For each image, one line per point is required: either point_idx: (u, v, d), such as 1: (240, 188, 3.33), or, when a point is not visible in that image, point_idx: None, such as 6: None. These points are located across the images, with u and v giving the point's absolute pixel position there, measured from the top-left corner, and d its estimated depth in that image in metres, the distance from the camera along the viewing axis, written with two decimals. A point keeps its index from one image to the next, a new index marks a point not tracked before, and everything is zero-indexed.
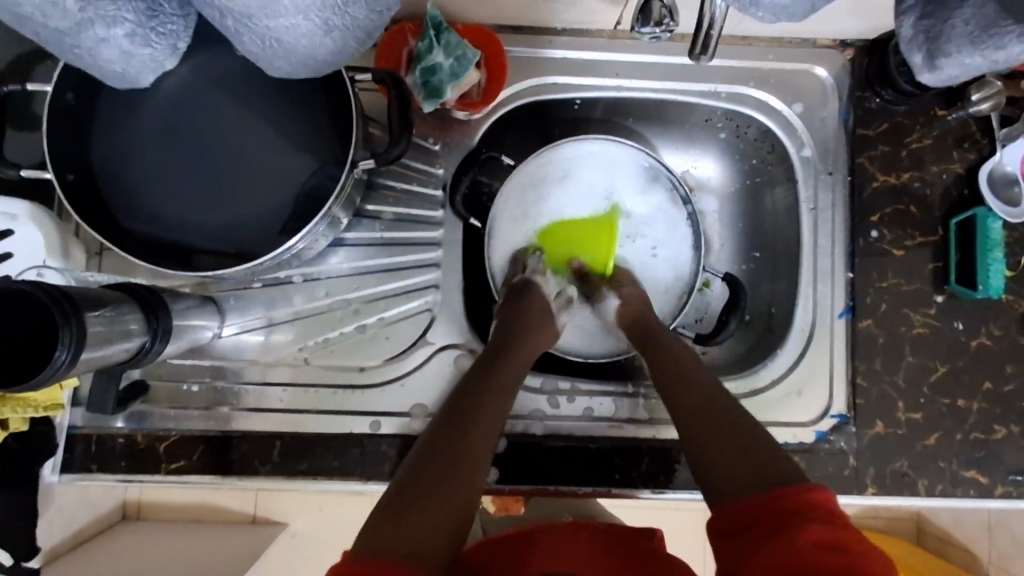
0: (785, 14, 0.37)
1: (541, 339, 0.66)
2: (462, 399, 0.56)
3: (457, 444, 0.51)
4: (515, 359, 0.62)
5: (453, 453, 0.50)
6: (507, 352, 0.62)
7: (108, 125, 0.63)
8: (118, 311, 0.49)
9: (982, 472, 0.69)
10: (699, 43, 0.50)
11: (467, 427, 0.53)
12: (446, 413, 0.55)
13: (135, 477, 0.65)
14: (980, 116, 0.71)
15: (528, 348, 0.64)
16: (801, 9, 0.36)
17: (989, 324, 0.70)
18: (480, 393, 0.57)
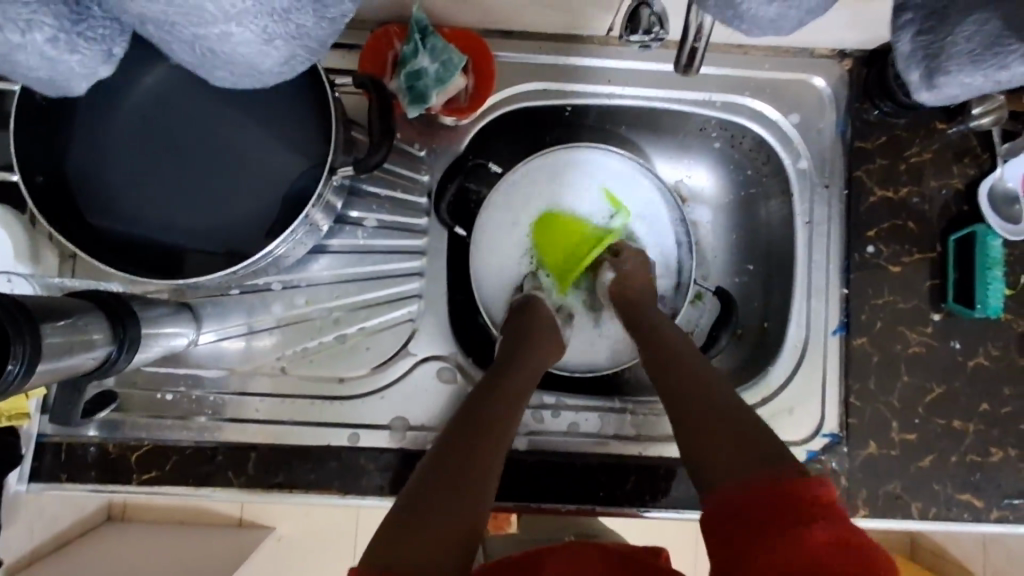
0: (774, 29, 0.34)
1: (546, 356, 0.65)
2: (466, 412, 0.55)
3: (462, 459, 0.50)
4: (521, 373, 0.61)
5: (460, 468, 0.49)
6: (511, 369, 0.61)
7: (82, 126, 0.61)
8: (80, 320, 0.47)
9: (977, 496, 0.67)
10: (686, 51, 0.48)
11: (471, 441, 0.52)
12: (454, 427, 0.54)
13: (105, 488, 0.63)
14: (982, 130, 0.69)
15: (533, 364, 0.63)
16: (791, 24, 0.34)
17: (987, 343, 0.69)
18: (482, 404, 0.56)
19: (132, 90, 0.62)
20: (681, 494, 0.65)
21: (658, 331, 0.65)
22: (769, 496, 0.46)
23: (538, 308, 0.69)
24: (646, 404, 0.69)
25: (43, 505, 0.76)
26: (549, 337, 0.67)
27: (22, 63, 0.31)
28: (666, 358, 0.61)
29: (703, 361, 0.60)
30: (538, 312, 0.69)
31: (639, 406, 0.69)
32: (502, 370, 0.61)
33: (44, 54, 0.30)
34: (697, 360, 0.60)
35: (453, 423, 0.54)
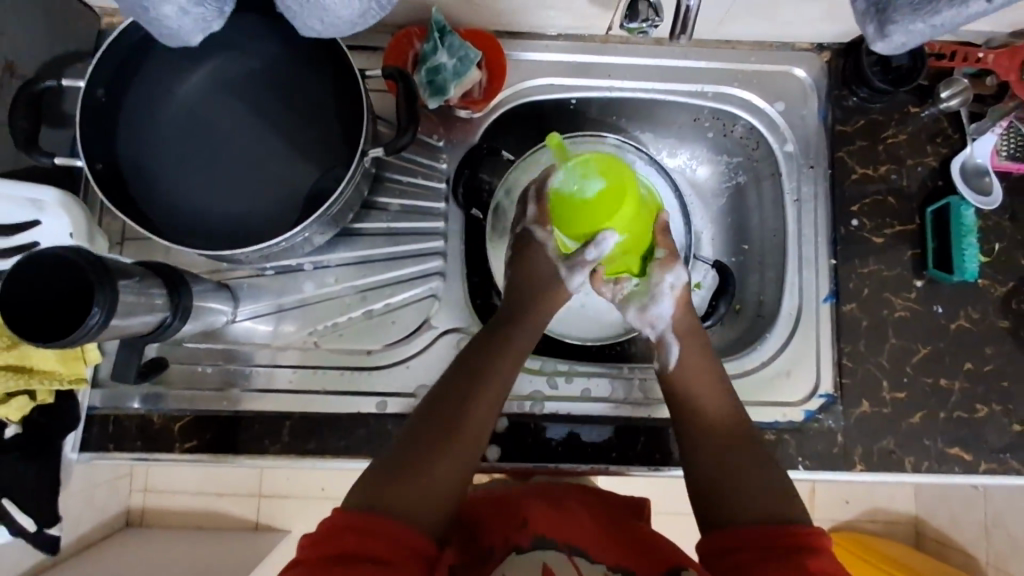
0: None
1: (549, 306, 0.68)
2: (457, 369, 0.60)
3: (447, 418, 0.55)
4: (521, 334, 0.64)
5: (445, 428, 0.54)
6: (501, 331, 0.64)
7: (132, 121, 0.68)
8: (143, 284, 0.52)
9: (966, 450, 0.71)
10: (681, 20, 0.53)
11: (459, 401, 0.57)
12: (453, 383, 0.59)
13: (150, 456, 0.67)
14: (950, 112, 0.76)
15: (526, 332, 0.65)
16: None
17: (967, 308, 0.74)
18: (474, 366, 0.60)
19: (181, 88, 0.69)
20: None
21: (698, 349, 0.67)
22: (760, 535, 0.52)
23: (520, 261, 0.69)
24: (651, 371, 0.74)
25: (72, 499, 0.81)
26: (536, 292, 0.67)
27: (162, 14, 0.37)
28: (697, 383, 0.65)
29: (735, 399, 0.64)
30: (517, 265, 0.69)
31: (645, 373, 0.74)
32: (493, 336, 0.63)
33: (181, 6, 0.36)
34: (731, 397, 0.64)
35: (445, 380, 0.59)
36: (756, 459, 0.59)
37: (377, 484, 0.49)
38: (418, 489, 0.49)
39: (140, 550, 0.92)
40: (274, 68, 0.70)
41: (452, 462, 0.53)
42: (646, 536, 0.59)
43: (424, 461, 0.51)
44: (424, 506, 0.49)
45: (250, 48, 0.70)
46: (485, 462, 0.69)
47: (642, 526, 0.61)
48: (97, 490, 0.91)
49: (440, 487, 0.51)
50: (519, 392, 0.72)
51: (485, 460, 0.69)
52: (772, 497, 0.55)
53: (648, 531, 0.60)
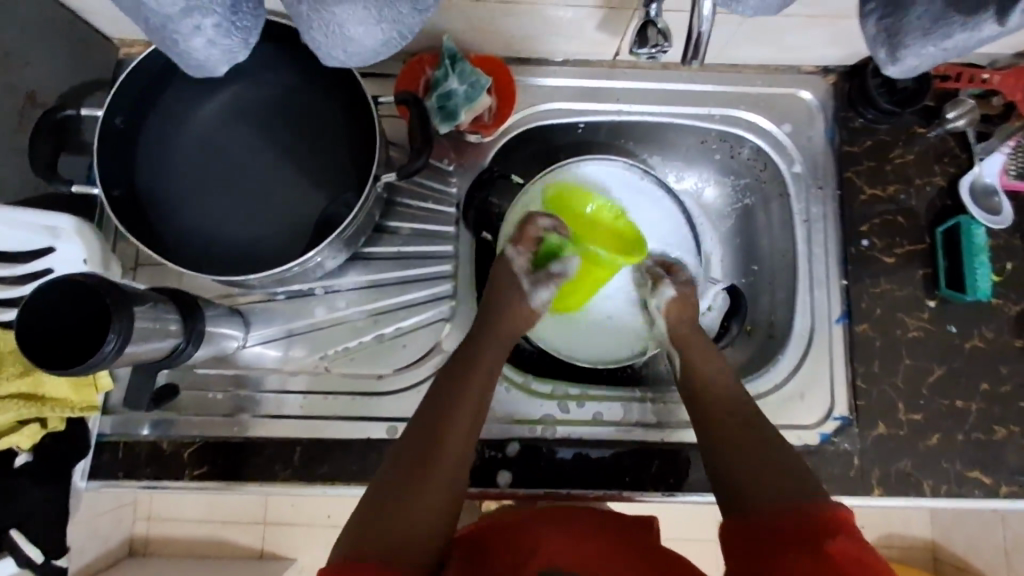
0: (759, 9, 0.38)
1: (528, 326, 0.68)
2: (450, 377, 0.60)
3: (440, 428, 0.55)
4: (494, 351, 0.63)
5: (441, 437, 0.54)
6: (481, 351, 0.63)
7: (146, 149, 0.69)
8: (160, 309, 0.53)
9: (985, 472, 0.70)
10: (690, 48, 0.49)
11: (452, 410, 0.57)
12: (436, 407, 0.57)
13: (159, 483, 0.66)
14: (957, 132, 0.76)
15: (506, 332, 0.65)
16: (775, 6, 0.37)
17: (981, 327, 0.73)
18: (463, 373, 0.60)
19: (196, 115, 0.70)
20: (703, 477, 0.69)
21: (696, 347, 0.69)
22: (783, 516, 0.52)
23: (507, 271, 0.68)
24: (664, 393, 0.74)
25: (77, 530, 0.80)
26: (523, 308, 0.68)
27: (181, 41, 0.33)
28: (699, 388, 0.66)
29: (738, 391, 0.64)
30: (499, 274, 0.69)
31: (657, 396, 0.73)
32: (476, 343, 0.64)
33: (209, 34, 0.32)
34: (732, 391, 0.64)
35: (434, 399, 0.58)
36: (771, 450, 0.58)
37: (366, 520, 0.48)
38: (404, 527, 0.48)
39: None
40: (287, 96, 0.71)
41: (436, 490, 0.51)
42: (665, 555, 0.57)
43: (424, 473, 0.51)
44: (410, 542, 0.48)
45: (263, 76, 0.71)
46: (497, 487, 0.68)
47: (652, 540, 0.59)
48: (103, 518, 0.91)
49: (428, 514, 0.50)
50: (531, 416, 0.71)
51: (497, 486, 0.68)
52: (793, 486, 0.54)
53: (665, 552, 0.57)
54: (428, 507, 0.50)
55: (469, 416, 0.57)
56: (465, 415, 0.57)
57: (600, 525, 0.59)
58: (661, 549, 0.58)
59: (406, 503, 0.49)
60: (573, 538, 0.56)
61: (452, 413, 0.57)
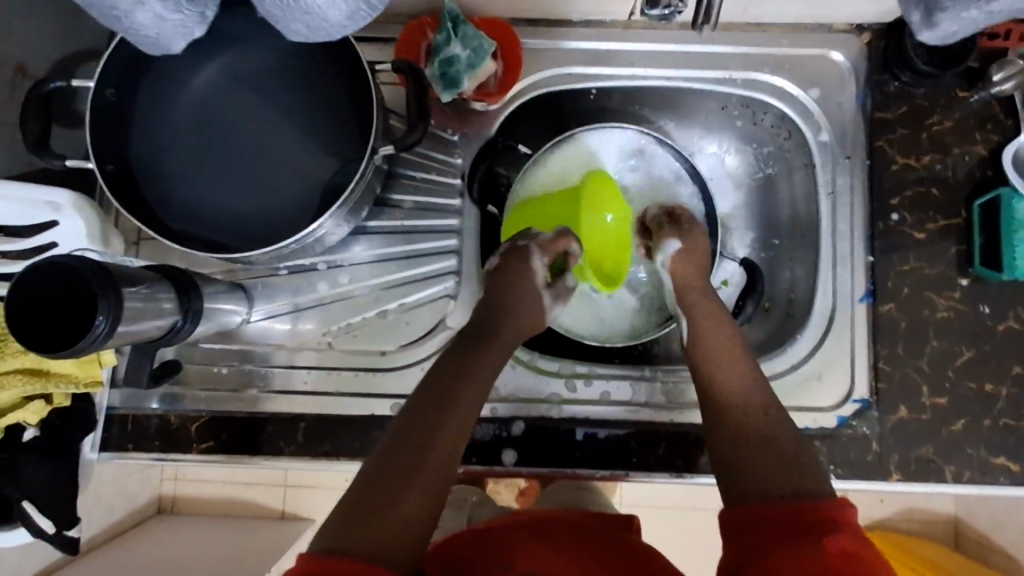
0: None
1: (527, 327, 0.65)
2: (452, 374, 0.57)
3: (436, 417, 0.53)
4: (495, 351, 0.61)
5: (436, 432, 0.51)
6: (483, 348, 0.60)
7: (142, 121, 0.67)
8: (154, 289, 0.52)
9: (1013, 460, 0.67)
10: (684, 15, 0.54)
11: (450, 405, 0.54)
12: (429, 390, 0.55)
13: (168, 456, 0.67)
14: (1002, 97, 0.70)
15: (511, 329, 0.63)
16: None
17: (1017, 307, 0.69)
18: (464, 371, 0.58)
19: (192, 85, 0.68)
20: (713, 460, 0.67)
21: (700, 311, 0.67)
22: (783, 512, 0.49)
23: (510, 284, 0.65)
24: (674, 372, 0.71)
25: (101, 492, 0.83)
26: (527, 309, 0.65)
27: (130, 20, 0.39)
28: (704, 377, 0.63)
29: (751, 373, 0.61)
30: (511, 271, 0.66)
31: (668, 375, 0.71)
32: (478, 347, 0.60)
33: (162, 15, 0.40)
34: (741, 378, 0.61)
35: (433, 384, 0.56)
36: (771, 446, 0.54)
37: (351, 518, 0.45)
38: (393, 523, 0.45)
39: (167, 535, 0.95)
40: (284, 64, 0.69)
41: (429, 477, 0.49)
42: (636, 552, 0.55)
43: (415, 466, 0.49)
44: (399, 535, 0.45)
45: (259, 42, 0.68)
46: (500, 466, 0.67)
47: (631, 537, 0.58)
48: (130, 479, 0.94)
49: (418, 513, 0.47)
50: (537, 394, 0.70)
51: (501, 464, 0.67)
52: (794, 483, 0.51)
53: (642, 547, 0.56)
54: (419, 501, 0.47)
55: (467, 414, 0.55)
56: (463, 411, 0.54)
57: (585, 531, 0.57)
58: (649, 551, 0.56)
59: (393, 500, 0.46)
60: (553, 542, 0.54)
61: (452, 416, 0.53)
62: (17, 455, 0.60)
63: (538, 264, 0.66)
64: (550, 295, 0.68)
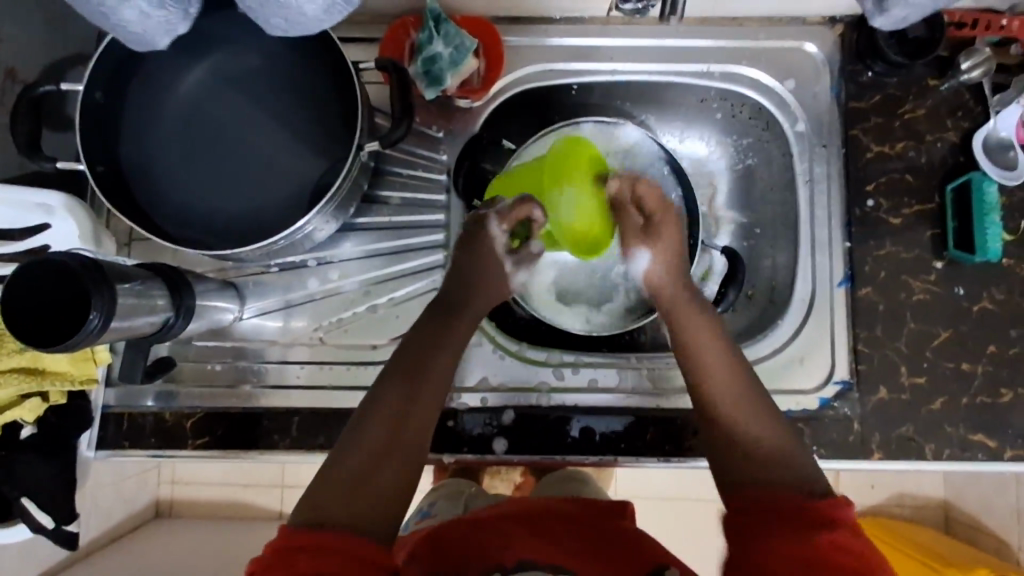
0: None
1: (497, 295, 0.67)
2: (412, 352, 0.57)
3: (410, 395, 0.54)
4: (462, 329, 0.62)
5: (411, 406, 0.53)
6: (455, 317, 0.62)
7: (133, 124, 0.68)
8: (143, 285, 0.53)
9: (990, 436, 0.69)
10: None
11: (419, 377, 0.55)
12: (397, 365, 0.56)
13: (165, 452, 0.68)
14: (972, 84, 0.72)
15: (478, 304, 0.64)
16: None
17: (992, 288, 0.71)
18: (432, 343, 0.59)
19: (180, 88, 0.70)
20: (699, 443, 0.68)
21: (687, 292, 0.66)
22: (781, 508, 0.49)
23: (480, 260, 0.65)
24: (660, 359, 0.73)
25: (99, 493, 0.84)
26: (491, 277, 0.66)
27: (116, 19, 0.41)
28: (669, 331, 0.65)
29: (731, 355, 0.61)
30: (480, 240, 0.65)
31: (654, 362, 0.72)
32: (443, 326, 0.61)
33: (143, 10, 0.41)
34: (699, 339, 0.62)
35: (400, 357, 0.57)
36: (750, 422, 0.56)
37: (329, 495, 0.46)
38: (372, 496, 0.47)
39: (164, 538, 0.95)
40: (271, 65, 0.70)
41: (406, 450, 0.51)
42: (618, 530, 0.56)
43: (390, 443, 0.50)
44: (378, 508, 0.47)
45: (245, 44, 0.69)
46: (492, 454, 0.69)
47: (622, 524, 0.58)
48: (127, 483, 0.95)
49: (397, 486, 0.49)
50: (527, 384, 0.71)
51: (493, 453, 0.69)
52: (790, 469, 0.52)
53: (630, 532, 0.56)
54: (394, 475, 0.49)
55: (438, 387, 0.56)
56: (433, 384, 0.55)
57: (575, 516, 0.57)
58: (642, 537, 0.56)
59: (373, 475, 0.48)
60: (550, 534, 0.54)
61: (419, 392, 0.54)
62: (16, 453, 0.61)
63: (493, 231, 0.65)
64: (511, 261, 0.68)
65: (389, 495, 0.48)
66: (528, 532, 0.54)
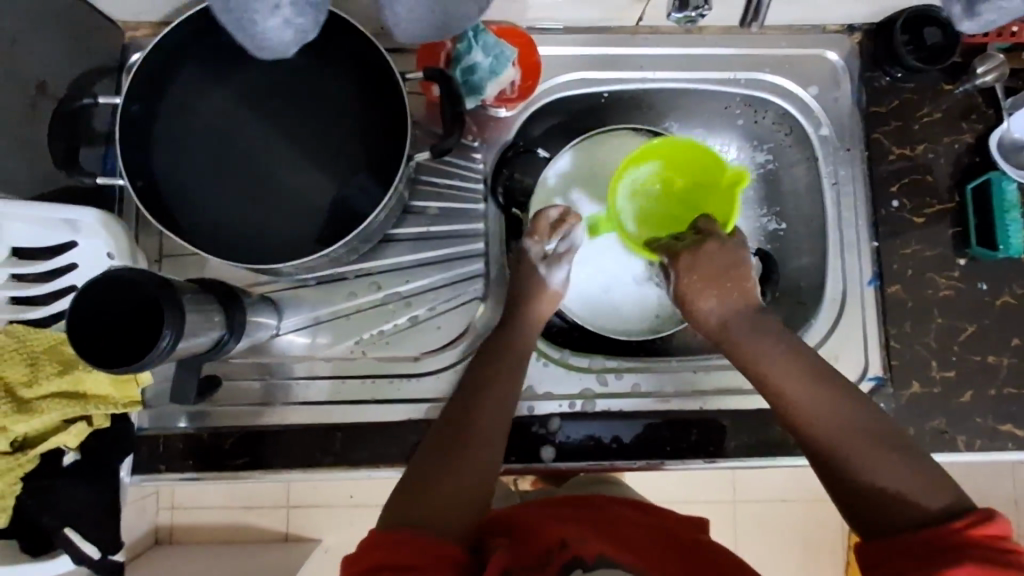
0: None
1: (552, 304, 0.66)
2: (477, 364, 0.60)
3: (473, 407, 0.56)
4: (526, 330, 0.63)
5: (473, 418, 0.55)
6: (514, 322, 0.63)
7: (164, 138, 0.67)
8: (201, 302, 0.52)
9: (1018, 426, 0.71)
10: None
11: (484, 391, 0.57)
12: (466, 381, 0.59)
13: (201, 475, 0.66)
14: (984, 88, 0.75)
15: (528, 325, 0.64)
16: None
17: (1012, 283, 0.74)
18: (496, 353, 0.61)
19: (210, 100, 0.68)
20: (743, 443, 0.70)
21: (750, 322, 0.60)
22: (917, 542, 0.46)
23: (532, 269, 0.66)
24: (700, 361, 0.73)
25: None
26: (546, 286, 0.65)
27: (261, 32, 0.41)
28: (731, 328, 0.60)
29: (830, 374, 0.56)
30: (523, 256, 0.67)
31: (693, 365, 0.73)
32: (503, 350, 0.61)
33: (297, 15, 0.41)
34: (765, 335, 0.58)
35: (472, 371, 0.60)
36: (856, 418, 0.52)
37: (406, 502, 0.49)
38: (442, 498, 0.50)
39: (172, 566, 0.91)
40: (302, 76, 0.69)
41: (473, 459, 0.53)
42: (701, 546, 0.57)
43: (456, 455, 0.52)
44: (447, 514, 0.49)
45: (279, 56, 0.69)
46: (540, 463, 0.69)
47: (701, 538, 0.58)
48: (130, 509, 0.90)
49: (465, 492, 0.51)
50: (571, 392, 0.71)
51: (541, 461, 0.69)
52: (907, 464, 0.50)
53: (709, 546, 0.57)
54: (461, 483, 0.51)
55: (505, 398, 0.58)
56: (494, 396, 0.57)
57: (662, 529, 0.58)
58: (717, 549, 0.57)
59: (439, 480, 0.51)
60: (633, 538, 0.55)
61: (478, 407, 0.56)
62: (56, 479, 0.62)
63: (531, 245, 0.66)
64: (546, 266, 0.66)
65: (457, 503, 0.50)
66: (611, 535, 0.54)
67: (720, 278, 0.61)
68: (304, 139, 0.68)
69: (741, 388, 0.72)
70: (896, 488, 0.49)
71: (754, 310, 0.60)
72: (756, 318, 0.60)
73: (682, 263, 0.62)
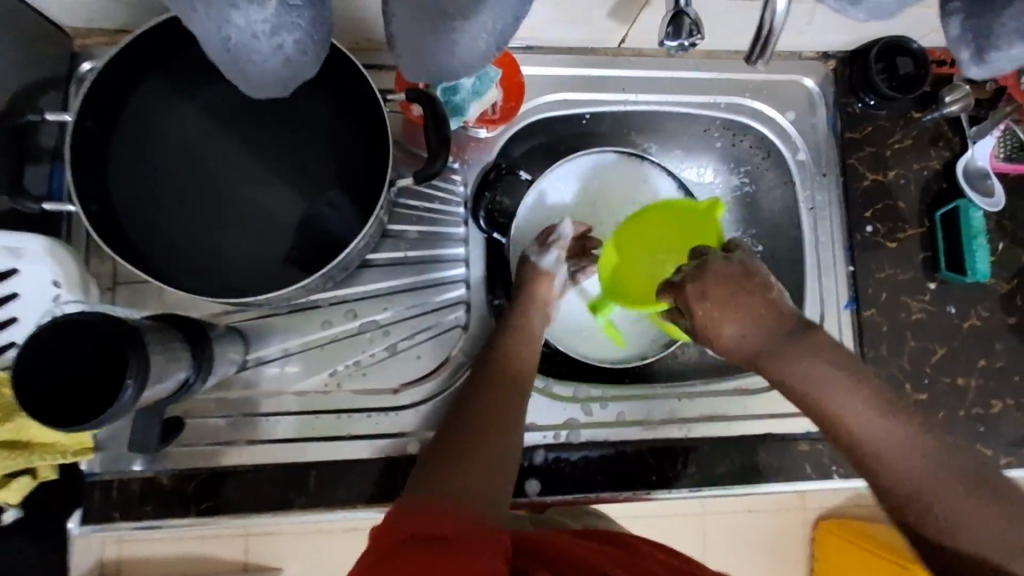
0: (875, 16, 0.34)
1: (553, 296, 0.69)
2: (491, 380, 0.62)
3: (481, 422, 0.58)
4: (528, 335, 0.66)
5: (480, 432, 0.56)
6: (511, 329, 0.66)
7: (120, 157, 0.62)
8: (166, 340, 0.48)
9: (986, 445, 0.73)
10: (758, 47, 0.45)
11: (494, 410, 0.59)
12: (476, 396, 0.61)
13: (161, 521, 0.61)
14: (951, 117, 0.78)
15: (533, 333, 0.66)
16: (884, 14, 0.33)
17: (978, 306, 0.76)
18: (503, 366, 0.63)
19: (172, 116, 0.63)
20: (727, 469, 0.70)
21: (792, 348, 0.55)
22: None
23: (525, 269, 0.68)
24: (684, 387, 0.73)
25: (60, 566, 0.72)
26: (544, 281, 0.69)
27: (245, 46, 0.33)
28: (761, 351, 0.56)
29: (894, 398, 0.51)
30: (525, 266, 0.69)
31: (677, 391, 0.72)
32: (514, 373, 0.62)
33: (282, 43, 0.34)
34: (812, 357, 0.54)
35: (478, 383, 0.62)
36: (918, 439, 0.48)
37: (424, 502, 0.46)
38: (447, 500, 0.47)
39: None
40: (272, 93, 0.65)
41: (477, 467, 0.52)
42: None
43: (462, 463, 0.52)
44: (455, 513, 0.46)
45: None
46: (525, 497, 0.67)
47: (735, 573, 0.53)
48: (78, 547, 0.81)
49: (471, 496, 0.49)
50: (555, 421, 0.69)
51: (526, 495, 0.67)
52: (971, 490, 0.46)
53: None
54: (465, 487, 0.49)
55: (510, 415, 0.59)
56: (501, 410, 0.59)
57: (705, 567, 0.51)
58: None
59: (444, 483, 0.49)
60: None
61: (485, 421, 0.58)
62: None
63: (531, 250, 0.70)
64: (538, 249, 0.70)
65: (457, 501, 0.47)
66: None
67: (736, 288, 0.56)
68: (275, 159, 0.64)
69: (725, 413, 0.72)
70: (956, 513, 0.46)
71: (786, 332, 0.55)
72: (793, 337, 0.55)
73: (692, 291, 0.57)
